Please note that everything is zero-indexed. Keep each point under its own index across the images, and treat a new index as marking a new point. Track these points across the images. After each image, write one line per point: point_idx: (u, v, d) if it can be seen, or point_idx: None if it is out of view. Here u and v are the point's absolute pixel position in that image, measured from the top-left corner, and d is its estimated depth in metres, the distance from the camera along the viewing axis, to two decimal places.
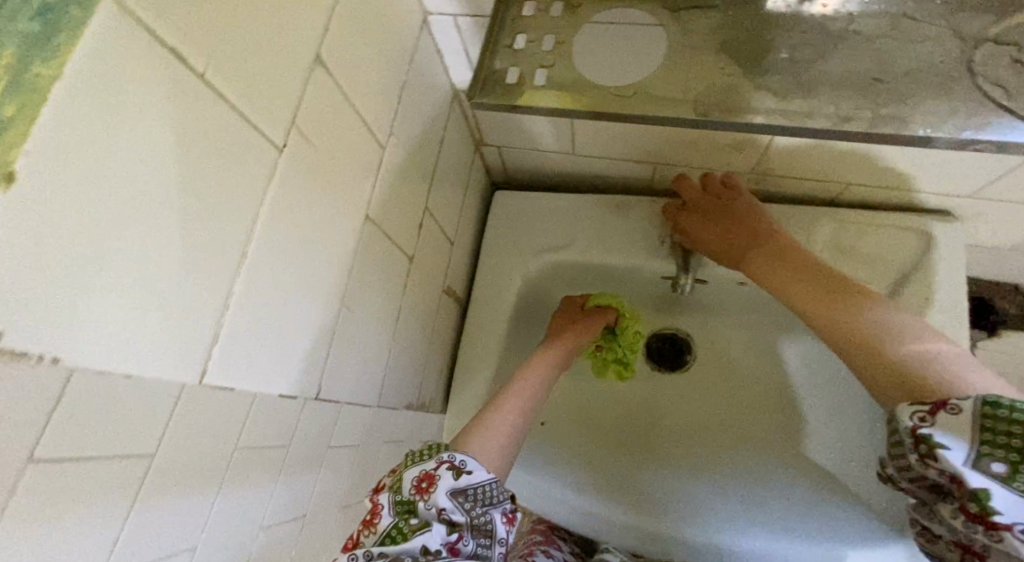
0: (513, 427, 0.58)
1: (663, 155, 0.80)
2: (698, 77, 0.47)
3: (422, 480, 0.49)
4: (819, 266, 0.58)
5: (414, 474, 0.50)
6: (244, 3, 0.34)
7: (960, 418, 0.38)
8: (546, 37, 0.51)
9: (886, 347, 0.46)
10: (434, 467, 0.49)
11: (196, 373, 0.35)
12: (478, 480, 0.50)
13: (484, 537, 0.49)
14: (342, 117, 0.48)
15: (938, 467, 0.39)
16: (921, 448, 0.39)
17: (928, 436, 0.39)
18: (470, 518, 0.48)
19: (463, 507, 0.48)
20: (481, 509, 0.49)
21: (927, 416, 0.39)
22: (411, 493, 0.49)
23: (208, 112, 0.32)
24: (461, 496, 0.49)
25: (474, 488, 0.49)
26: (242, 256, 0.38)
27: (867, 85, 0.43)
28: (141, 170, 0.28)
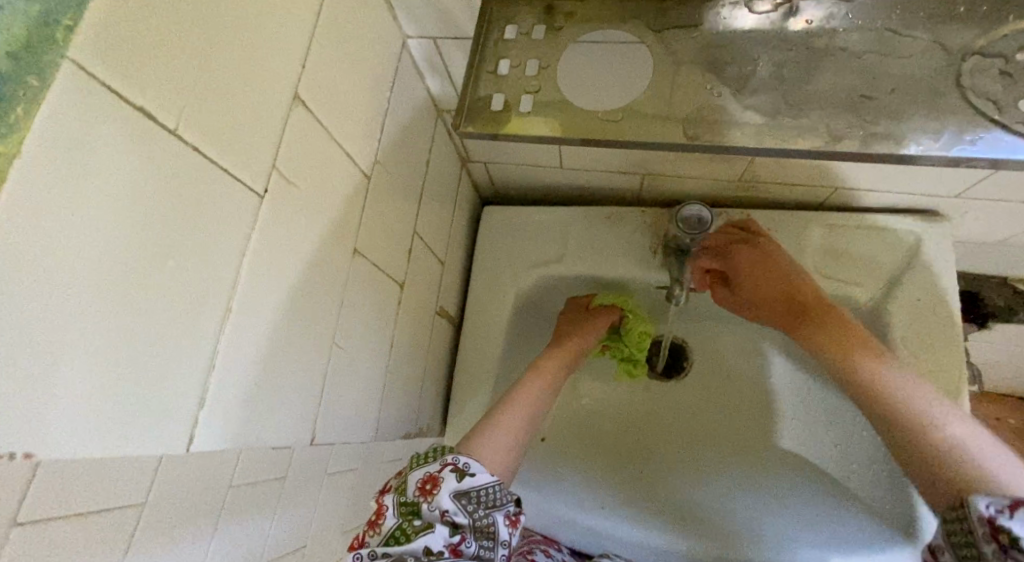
0: (520, 430, 0.58)
1: (650, 167, 0.80)
2: (686, 97, 0.46)
3: (426, 481, 0.49)
4: (866, 342, 0.59)
5: (419, 476, 0.49)
6: (215, 52, 0.33)
7: None
8: (530, 61, 0.50)
9: (944, 455, 0.46)
10: (438, 469, 0.49)
11: (181, 443, 0.34)
12: (482, 482, 0.49)
13: (487, 539, 0.47)
14: (324, 152, 0.47)
15: (1014, 555, 0.36)
16: (1001, 538, 0.37)
17: None
18: (473, 520, 0.47)
19: (466, 509, 0.48)
20: (484, 510, 0.48)
21: (1004, 508, 0.38)
22: (415, 495, 0.48)
23: (181, 169, 0.31)
24: (465, 498, 0.48)
25: (478, 490, 0.49)
26: (227, 311, 0.37)
27: (856, 102, 0.42)
28: (111, 243, 0.27)
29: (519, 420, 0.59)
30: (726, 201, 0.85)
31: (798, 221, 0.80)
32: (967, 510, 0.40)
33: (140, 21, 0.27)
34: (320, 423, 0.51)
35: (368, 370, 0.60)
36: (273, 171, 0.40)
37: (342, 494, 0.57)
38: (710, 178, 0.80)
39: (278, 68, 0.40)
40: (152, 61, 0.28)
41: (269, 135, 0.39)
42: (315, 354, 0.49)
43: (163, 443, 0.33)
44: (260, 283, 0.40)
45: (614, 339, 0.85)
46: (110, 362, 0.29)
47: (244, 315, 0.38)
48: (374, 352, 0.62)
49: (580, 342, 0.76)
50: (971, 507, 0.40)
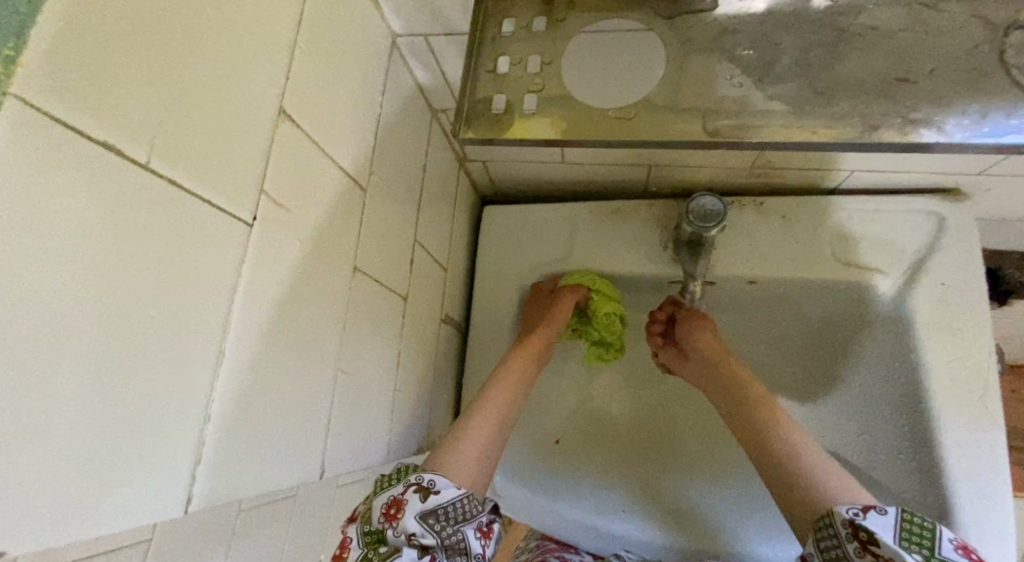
0: (493, 433, 0.57)
1: (656, 159, 0.76)
2: (702, 89, 0.43)
3: (390, 506, 0.47)
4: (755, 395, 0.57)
5: (382, 501, 0.48)
6: (185, 74, 0.31)
7: (886, 516, 0.39)
8: (531, 57, 0.46)
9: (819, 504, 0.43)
10: (401, 491, 0.47)
11: (180, 504, 0.33)
12: (448, 498, 0.47)
13: (460, 555, 0.46)
14: (316, 168, 0.44)
15: (874, 553, 0.37)
16: (862, 537, 0.38)
17: (863, 525, 0.38)
18: (441, 540, 0.46)
19: (433, 529, 0.46)
20: (452, 527, 0.47)
21: (860, 511, 0.40)
22: (379, 522, 0.47)
23: (157, 207, 0.29)
24: (430, 517, 0.46)
25: (444, 507, 0.47)
26: (220, 356, 0.35)
27: (890, 87, 0.39)
28: (80, 303, 0.26)
29: (490, 424, 0.58)
30: (737, 188, 0.82)
31: (815, 207, 0.77)
32: (829, 516, 0.41)
33: (97, 50, 0.25)
34: (327, 454, 0.48)
35: (376, 390, 0.58)
36: (261, 196, 0.37)
37: None
38: (721, 167, 0.76)
39: (259, 81, 0.37)
40: (115, 93, 0.26)
41: (254, 156, 0.37)
42: (319, 382, 0.46)
43: (158, 504, 0.31)
44: (256, 319, 0.38)
45: (582, 321, 0.82)
46: (89, 428, 0.27)
47: (239, 356, 0.36)
48: (380, 370, 0.59)
49: (546, 333, 0.74)
50: (833, 512, 0.41)
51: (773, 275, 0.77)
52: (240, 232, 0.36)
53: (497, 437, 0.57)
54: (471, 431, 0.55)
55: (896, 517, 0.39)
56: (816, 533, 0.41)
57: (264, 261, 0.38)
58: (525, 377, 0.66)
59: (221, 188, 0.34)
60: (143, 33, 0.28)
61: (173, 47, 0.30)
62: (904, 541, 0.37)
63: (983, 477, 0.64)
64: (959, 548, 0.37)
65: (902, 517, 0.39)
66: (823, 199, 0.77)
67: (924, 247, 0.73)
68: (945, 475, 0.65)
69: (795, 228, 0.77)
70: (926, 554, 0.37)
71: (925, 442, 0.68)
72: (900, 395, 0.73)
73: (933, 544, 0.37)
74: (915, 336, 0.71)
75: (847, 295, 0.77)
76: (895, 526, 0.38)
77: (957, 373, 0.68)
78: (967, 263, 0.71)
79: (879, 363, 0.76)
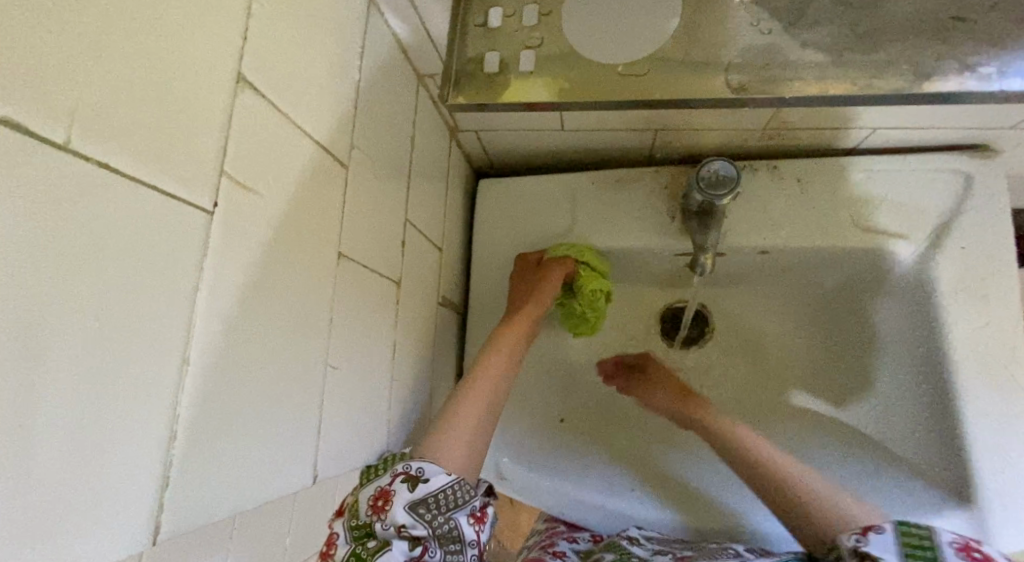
0: (481, 416, 0.53)
1: (663, 122, 0.71)
2: (721, 36, 0.38)
3: (378, 498, 0.43)
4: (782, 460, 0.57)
5: (369, 493, 0.44)
6: (113, 31, 0.25)
7: (885, 535, 0.42)
8: (525, 8, 0.41)
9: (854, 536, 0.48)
10: (389, 482, 0.44)
11: (146, 538, 0.28)
12: (437, 486, 0.44)
13: (453, 544, 0.43)
14: (286, 144, 0.39)
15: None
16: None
17: (865, 549, 0.41)
18: (432, 529, 0.42)
19: (424, 519, 0.43)
20: (444, 515, 0.43)
21: (862, 536, 0.43)
22: (367, 515, 0.43)
23: (90, 197, 0.24)
24: (421, 507, 0.43)
25: (435, 495, 0.44)
26: (184, 363, 0.30)
27: (942, 26, 0.34)
28: (10, 320, 0.21)
29: (478, 406, 0.54)
30: (748, 152, 0.77)
31: (832, 170, 0.72)
32: (839, 549, 0.45)
33: None
34: (320, 457, 0.45)
35: (371, 384, 0.54)
36: (222, 179, 0.33)
37: None
38: (731, 130, 0.71)
39: (211, 41, 0.32)
40: (20, 56, 0.21)
41: (211, 134, 0.32)
42: (307, 380, 0.42)
43: (122, 538, 0.27)
44: (224, 320, 0.33)
45: (566, 295, 0.78)
46: (38, 460, 0.23)
47: (208, 362, 0.32)
48: (374, 363, 0.55)
49: (532, 313, 0.69)
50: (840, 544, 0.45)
51: (787, 244, 0.73)
52: (199, 222, 0.31)
53: (486, 418, 0.54)
54: (457, 415, 0.52)
55: (894, 532, 0.41)
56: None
57: (229, 254, 0.33)
58: (512, 356, 0.63)
59: (172, 169, 0.29)
60: None
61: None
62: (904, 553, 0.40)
63: (1010, 449, 0.61)
64: (959, 550, 0.38)
65: (899, 530, 0.41)
66: (840, 159, 0.73)
67: (950, 207, 0.69)
68: (963, 446, 0.63)
69: (811, 193, 0.73)
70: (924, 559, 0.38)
71: (948, 413, 0.65)
72: (920, 364, 0.69)
73: (934, 550, 0.39)
74: (937, 304, 0.67)
75: (862, 263, 0.73)
76: (894, 540, 0.41)
77: (983, 342, 0.65)
78: (995, 220, 0.67)
79: (898, 334, 0.72)
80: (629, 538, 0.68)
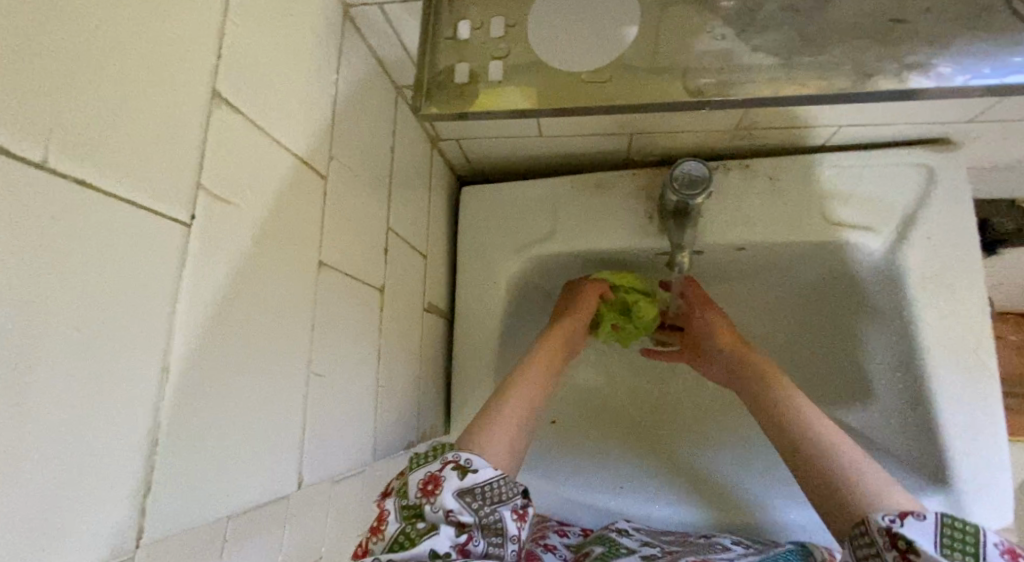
0: (525, 415, 0.54)
1: (638, 126, 0.73)
2: (683, 43, 0.39)
3: (428, 481, 0.44)
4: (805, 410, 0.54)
5: (420, 476, 0.45)
6: (87, 54, 0.26)
7: (926, 523, 0.39)
8: (493, 20, 0.43)
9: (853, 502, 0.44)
10: (439, 467, 0.45)
11: (132, 540, 0.29)
12: (485, 477, 0.45)
13: (496, 536, 0.44)
14: (262, 156, 0.40)
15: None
16: (900, 546, 0.38)
17: (900, 534, 0.38)
18: (480, 517, 0.43)
19: (471, 507, 0.43)
20: (490, 507, 0.44)
21: (897, 518, 0.40)
22: (417, 497, 0.44)
23: (72, 216, 0.26)
24: (468, 495, 0.44)
25: (482, 486, 0.44)
26: (165, 370, 0.31)
27: (884, 29, 0.36)
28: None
29: (522, 407, 0.54)
30: (722, 151, 0.79)
31: (802, 167, 0.74)
32: (865, 523, 0.41)
33: None
34: (305, 463, 0.46)
35: (357, 391, 0.55)
36: (199, 193, 0.34)
37: (343, 525, 0.53)
38: (703, 131, 0.73)
39: (185, 61, 0.33)
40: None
41: (187, 148, 0.33)
42: (290, 385, 0.43)
43: (107, 542, 0.28)
44: (205, 328, 0.34)
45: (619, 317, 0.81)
46: (25, 466, 0.24)
47: (190, 370, 0.33)
48: (360, 369, 0.56)
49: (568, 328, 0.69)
50: (869, 521, 0.41)
51: (763, 240, 0.75)
52: (177, 234, 0.32)
53: (528, 420, 0.54)
54: (505, 410, 0.53)
55: (936, 523, 0.38)
56: (852, 543, 0.42)
57: (209, 263, 0.34)
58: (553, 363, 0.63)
59: (149, 185, 0.30)
60: (26, 8, 0.23)
61: (66, 19, 0.25)
62: (946, 549, 0.37)
63: (983, 430, 0.64)
64: (1005, 554, 0.35)
65: (943, 521, 0.38)
66: (810, 156, 0.75)
67: (916, 201, 0.71)
68: (939, 428, 0.65)
69: (783, 190, 0.75)
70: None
71: (922, 400, 0.67)
72: (896, 351, 0.71)
73: (977, 551, 0.36)
74: (909, 295, 0.69)
75: (834, 257, 0.75)
76: (936, 531, 0.38)
77: (952, 330, 0.67)
78: (958, 211, 0.70)
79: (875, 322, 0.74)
80: (618, 531, 0.69)
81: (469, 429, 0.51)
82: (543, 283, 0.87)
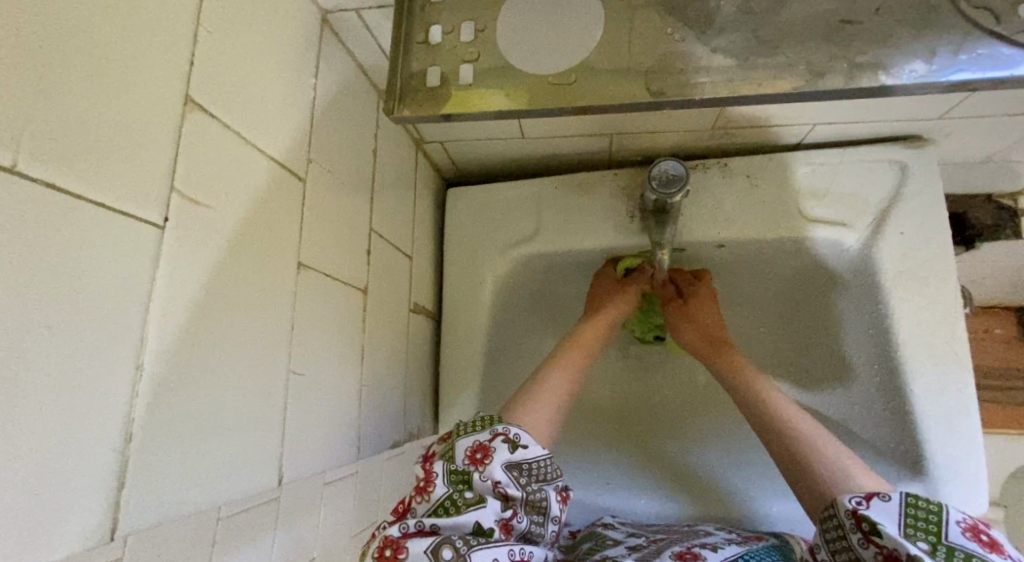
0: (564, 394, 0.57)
1: (617, 126, 0.74)
2: (645, 45, 0.40)
3: (476, 451, 0.46)
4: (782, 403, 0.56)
5: (468, 443, 0.47)
6: (55, 64, 0.27)
7: (890, 504, 0.40)
8: (463, 25, 0.44)
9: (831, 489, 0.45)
10: (489, 438, 0.47)
11: (104, 532, 0.30)
12: (533, 454, 0.48)
13: (538, 514, 0.47)
14: (238, 159, 0.41)
15: (877, 544, 0.38)
16: (865, 527, 0.39)
17: (867, 516, 0.40)
18: (525, 493, 0.46)
19: (518, 481, 0.46)
20: (537, 484, 0.47)
21: (863, 500, 0.41)
22: (465, 464, 0.46)
23: (41, 217, 0.26)
24: (516, 470, 0.46)
25: (530, 463, 0.47)
26: (138, 368, 0.32)
27: (836, 29, 0.38)
28: None
29: (562, 387, 0.57)
30: (700, 151, 0.80)
31: (779, 165, 0.76)
32: (833, 507, 0.43)
33: None
34: (286, 461, 0.46)
35: (340, 390, 0.56)
36: (172, 197, 0.35)
37: (337, 520, 0.54)
38: (681, 130, 0.74)
39: (157, 70, 0.34)
40: None
41: (159, 152, 0.34)
42: (270, 385, 0.44)
43: (79, 534, 0.29)
44: (179, 327, 0.35)
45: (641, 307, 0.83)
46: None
47: (163, 369, 0.34)
48: (342, 370, 0.57)
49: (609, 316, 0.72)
50: (838, 504, 0.42)
51: (741, 238, 0.76)
52: (150, 236, 0.33)
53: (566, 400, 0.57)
54: (544, 390, 0.56)
55: (900, 503, 0.40)
56: (822, 526, 0.43)
57: (183, 264, 0.35)
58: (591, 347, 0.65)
59: (119, 188, 0.31)
60: None
61: (33, 27, 0.26)
62: (908, 528, 0.38)
63: (958, 420, 0.65)
64: (966, 531, 0.38)
65: (907, 502, 0.40)
66: (786, 154, 0.76)
67: (889, 198, 0.72)
68: (914, 418, 0.66)
69: (760, 188, 0.76)
70: (931, 541, 0.37)
71: (899, 392, 0.68)
72: (875, 346, 0.73)
73: (939, 529, 0.38)
74: (883, 288, 0.70)
75: (812, 253, 0.76)
76: (899, 511, 0.39)
77: (925, 321, 0.68)
78: (931, 206, 0.71)
79: (854, 317, 0.76)
80: (604, 525, 0.71)
81: (515, 397, 0.55)
82: (529, 283, 0.88)
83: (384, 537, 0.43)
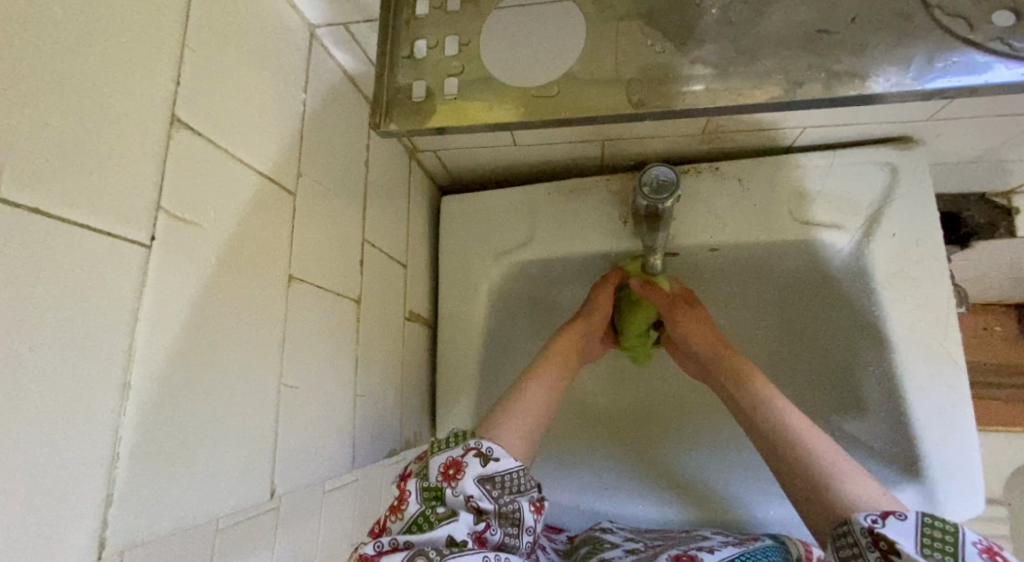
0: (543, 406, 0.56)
1: (608, 133, 0.74)
2: (625, 56, 0.41)
3: (448, 467, 0.47)
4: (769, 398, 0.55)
5: (442, 460, 0.47)
6: (37, 90, 0.28)
7: (906, 524, 0.38)
8: (448, 39, 0.45)
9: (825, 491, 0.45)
10: (461, 454, 0.47)
11: (92, 551, 0.30)
12: (505, 467, 0.48)
13: (512, 526, 0.47)
14: (226, 176, 0.42)
15: None
16: (882, 546, 0.37)
17: (882, 534, 0.38)
18: (498, 506, 0.46)
19: (491, 494, 0.46)
20: (510, 495, 0.47)
21: (879, 518, 0.39)
22: (437, 480, 0.46)
23: (25, 241, 0.27)
24: (488, 483, 0.46)
25: (502, 476, 0.47)
26: (126, 386, 0.33)
27: (813, 39, 0.38)
28: None
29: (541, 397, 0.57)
30: (693, 156, 0.80)
31: (770, 168, 0.76)
32: (847, 524, 0.41)
33: None
34: (280, 473, 0.47)
35: (334, 401, 0.56)
36: (159, 214, 0.35)
37: (335, 531, 0.54)
38: (672, 136, 0.75)
39: (141, 91, 0.34)
40: None
41: (145, 173, 0.34)
42: (262, 399, 0.45)
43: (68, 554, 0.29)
44: (167, 344, 0.36)
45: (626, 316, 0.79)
46: None
47: (150, 387, 0.34)
48: (336, 380, 0.57)
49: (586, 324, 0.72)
50: (852, 521, 0.40)
51: (733, 241, 0.76)
52: (138, 255, 0.33)
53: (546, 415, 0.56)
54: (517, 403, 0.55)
55: (917, 522, 0.38)
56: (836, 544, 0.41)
57: (171, 282, 0.36)
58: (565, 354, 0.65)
59: (104, 210, 0.31)
60: None
61: (14, 56, 0.27)
62: (925, 549, 0.36)
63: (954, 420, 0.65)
64: (984, 552, 0.35)
65: (923, 522, 0.38)
66: (779, 158, 0.76)
67: (880, 199, 0.72)
68: (910, 421, 0.66)
69: (752, 191, 0.76)
70: None
71: (894, 393, 0.68)
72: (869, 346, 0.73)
73: (955, 550, 0.35)
74: (876, 288, 0.71)
75: (805, 256, 0.77)
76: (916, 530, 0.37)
77: (914, 323, 0.68)
78: (923, 207, 0.71)
79: (849, 319, 0.76)
80: (603, 529, 0.71)
81: (499, 409, 0.54)
82: (524, 289, 0.89)
83: (360, 554, 0.44)
